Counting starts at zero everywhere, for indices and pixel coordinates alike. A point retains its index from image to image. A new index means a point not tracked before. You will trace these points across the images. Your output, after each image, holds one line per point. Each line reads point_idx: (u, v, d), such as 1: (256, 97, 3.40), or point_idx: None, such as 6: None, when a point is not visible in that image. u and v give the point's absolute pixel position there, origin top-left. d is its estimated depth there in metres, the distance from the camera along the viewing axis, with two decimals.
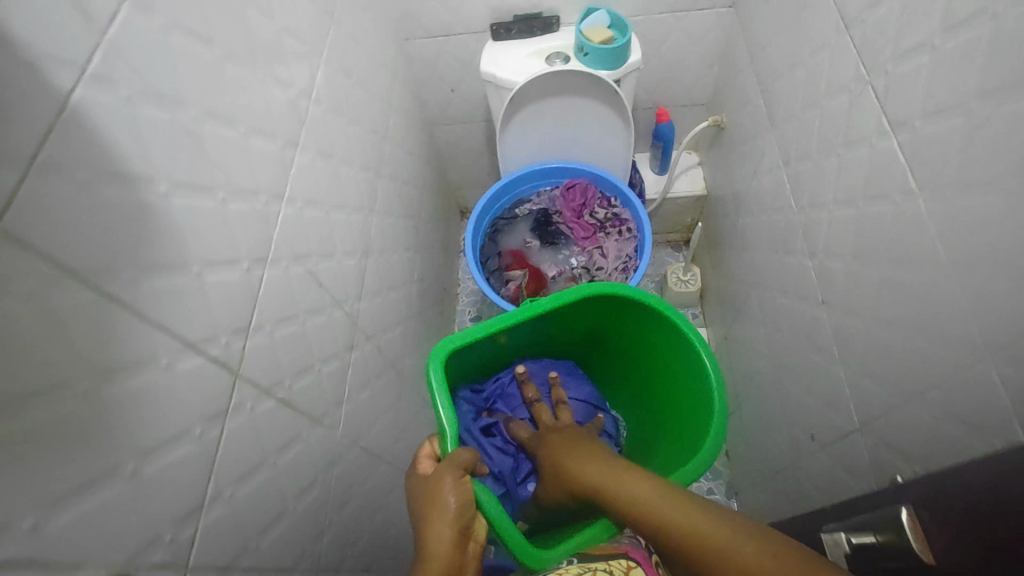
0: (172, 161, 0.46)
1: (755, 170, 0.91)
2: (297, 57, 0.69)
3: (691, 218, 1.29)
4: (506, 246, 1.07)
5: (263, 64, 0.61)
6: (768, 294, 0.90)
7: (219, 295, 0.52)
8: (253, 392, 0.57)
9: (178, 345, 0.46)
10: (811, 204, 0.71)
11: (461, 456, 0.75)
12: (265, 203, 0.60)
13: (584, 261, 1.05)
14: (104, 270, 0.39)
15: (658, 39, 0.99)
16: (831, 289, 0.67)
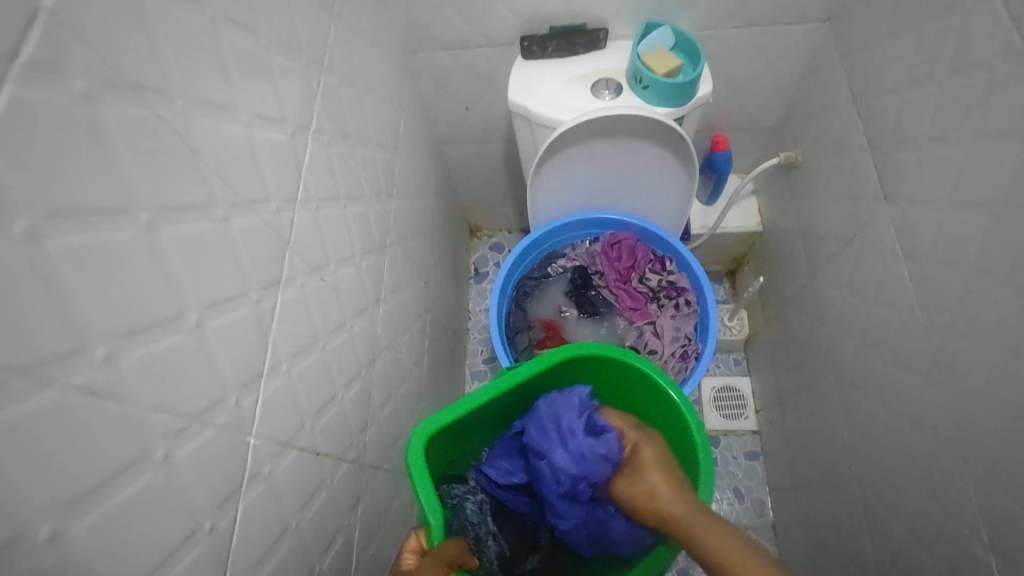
0: (115, 303, 0.31)
1: (854, 227, 0.79)
2: (290, 86, 0.51)
3: (739, 252, 1.25)
4: (538, 314, 0.94)
5: (246, 102, 0.44)
6: (854, 382, 0.80)
7: (196, 463, 0.38)
8: (248, 563, 0.44)
9: (142, 570, 0.33)
10: (946, 306, 0.60)
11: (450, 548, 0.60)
12: (258, 302, 0.45)
13: (633, 340, 0.91)
14: (31, 525, 0.26)
15: (730, 55, 0.89)
16: (967, 417, 0.56)
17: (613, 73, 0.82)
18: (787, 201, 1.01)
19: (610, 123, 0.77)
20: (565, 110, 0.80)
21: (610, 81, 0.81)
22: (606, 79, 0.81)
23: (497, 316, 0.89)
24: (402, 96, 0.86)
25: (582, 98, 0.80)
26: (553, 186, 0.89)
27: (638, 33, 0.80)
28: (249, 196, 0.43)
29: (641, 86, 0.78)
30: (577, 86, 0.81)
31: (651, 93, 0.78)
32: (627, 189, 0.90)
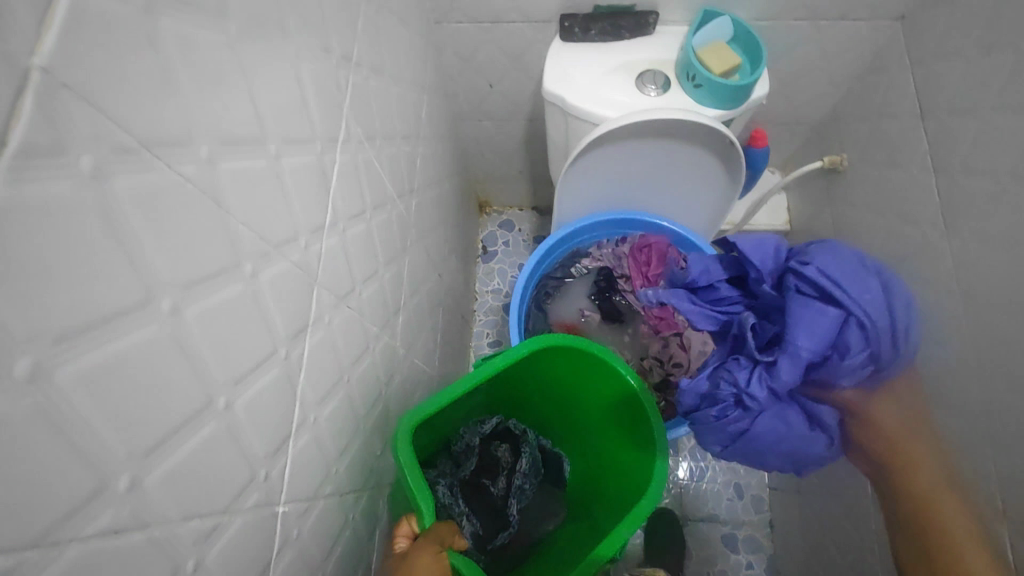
0: (181, 250, 0.28)
1: (901, 224, 0.80)
2: (339, 24, 0.48)
3: None
4: (558, 317, 0.93)
5: (296, 32, 0.40)
6: None
7: (254, 415, 0.36)
8: (300, 512, 0.43)
9: (206, 527, 0.31)
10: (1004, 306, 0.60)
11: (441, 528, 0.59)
12: (306, 248, 0.42)
13: (657, 351, 0.86)
14: (119, 469, 0.24)
15: (787, 49, 0.88)
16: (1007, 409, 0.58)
17: (663, 64, 0.80)
18: (820, 202, 1.03)
19: (651, 125, 0.76)
20: (607, 104, 0.79)
21: (659, 73, 0.79)
22: (655, 70, 0.80)
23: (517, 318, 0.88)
24: (427, 69, 0.83)
25: (626, 91, 0.79)
26: (589, 184, 0.87)
27: (695, 23, 0.78)
28: (298, 134, 0.41)
29: (692, 82, 0.77)
30: (621, 76, 0.80)
31: (702, 91, 0.77)
32: (664, 192, 0.88)
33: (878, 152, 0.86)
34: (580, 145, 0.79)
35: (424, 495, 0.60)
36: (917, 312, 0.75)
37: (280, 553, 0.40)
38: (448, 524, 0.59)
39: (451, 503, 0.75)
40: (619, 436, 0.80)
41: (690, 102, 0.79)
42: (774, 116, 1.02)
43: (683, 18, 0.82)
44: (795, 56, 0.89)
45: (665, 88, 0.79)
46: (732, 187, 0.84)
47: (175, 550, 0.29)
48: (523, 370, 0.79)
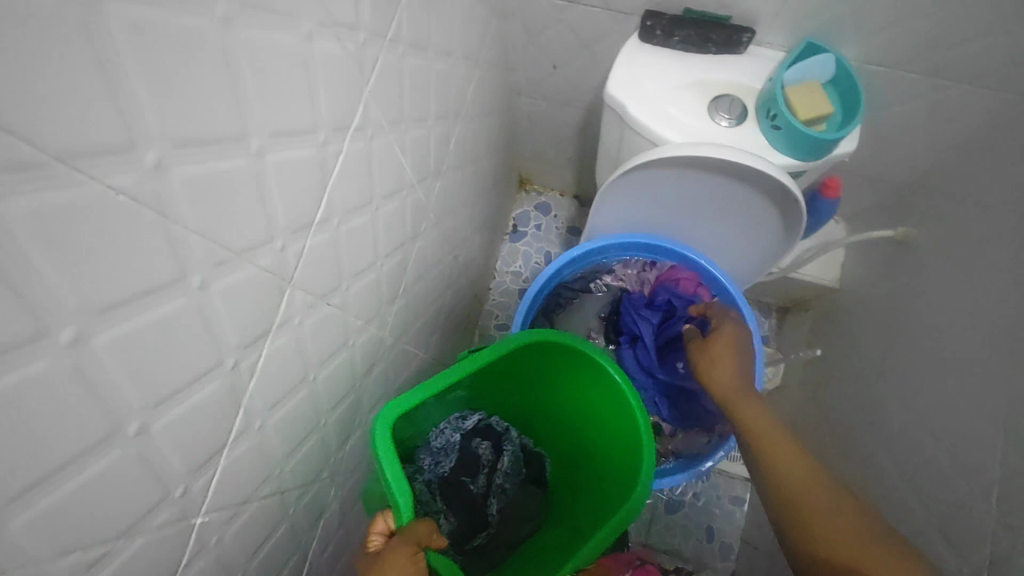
0: (99, 274, 0.24)
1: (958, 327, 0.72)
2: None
3: (800, 296, 1.16)
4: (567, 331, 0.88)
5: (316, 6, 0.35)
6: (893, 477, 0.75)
7: (176, 435, 0.33)
8: (224, 518, 0.41)
9: (89, 558, 0.29)
10: None
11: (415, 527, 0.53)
12: (282, 250, 0.38)
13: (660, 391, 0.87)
14: None
15: (889, 101, 0.77)
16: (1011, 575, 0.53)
17: (744, 93, 0.72)
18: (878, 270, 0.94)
19: (710, 161, 0.68)
20: (671, 124, 0.71)
21: (737, 101, 0.71)
22: (733, 98, 0.71)
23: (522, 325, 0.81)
24: (486, 40, 0.77)
25: (695, 114, 0.71)
26: (630, 202, 0.80)
27: (793, 54, 0.70)
28: (295, 125, 0.36)
29: (770, 121, 0.69)
30: (694, 97, 0.72)
31: (778, 133, 0.69)
32: (709, 229, 0.80)
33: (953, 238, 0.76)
34: (630, 162, 0.72)
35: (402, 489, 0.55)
36: (954, 433, 0.67)
37: (190, 562, 0.38)
38: (426, 523, 0.53)
39: (427, 500, 0.74)
40: (608, 451, 0.74)
41: (763, 142, 0.70)
42: (854, 166, 0.91)
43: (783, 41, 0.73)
44: (895, 112, 0.79)
45: (739, 120, 0.71)
46: (786, 240, 0.76)
47: None
48: (509, 368, 0.74)
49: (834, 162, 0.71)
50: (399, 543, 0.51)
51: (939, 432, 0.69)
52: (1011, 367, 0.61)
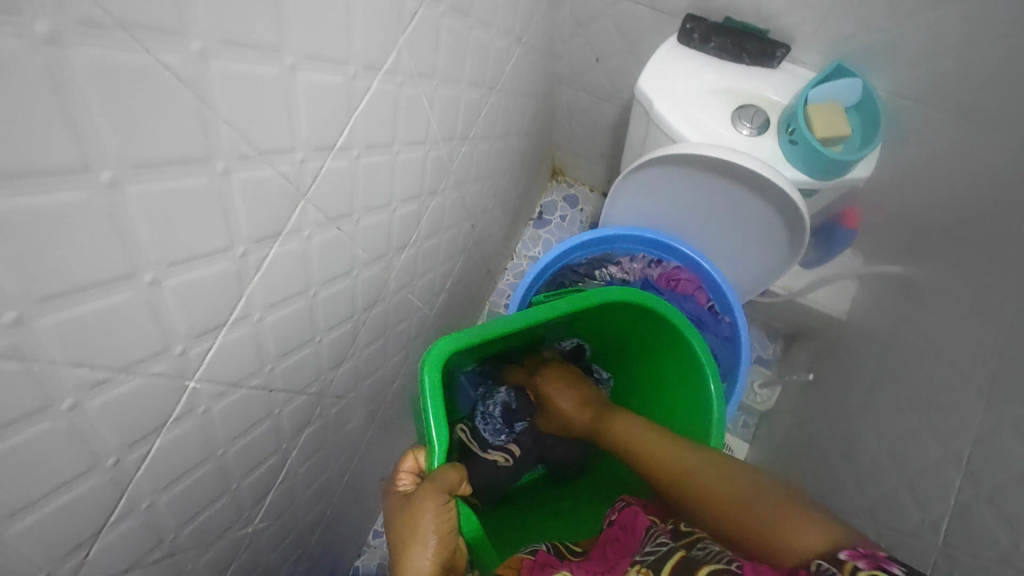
0: (139, 131, 0.29)
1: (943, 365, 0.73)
2: None
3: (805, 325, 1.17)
4: None
5: None
6: (858, 502, 0.76)
7: (182, 298, 0.38)
8: (213, 392, 0.46)
9: (95, 378, 0.34)
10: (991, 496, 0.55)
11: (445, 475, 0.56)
12: (301, 163, 0.43)
13: None
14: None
15: (914, 137, 0.79)
16: None
17: (770, 107, 0.75)
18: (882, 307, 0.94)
19: (726, 165, 0.70)
20: (694, 125, 0.74)
21: (761, 114, 0.74)
22: (758, 110, 0.75)
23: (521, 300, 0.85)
24: (532, 23, 0.81)
25: (720, 121, 0.74)
26: (645, 196, 0.83)
27: (822, 75, 0.72)
28: (329, 53, 0.41)
29: (788, 136, 0.71)
30: (719, 103, 0.75)
31: (794, 148, 0.71)
32: (718, 234, 0.82)
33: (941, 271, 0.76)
34: (648, 156, 0.75)
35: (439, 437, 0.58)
36: (919, 465, 0.67)
37: (177, 421, 0.43)
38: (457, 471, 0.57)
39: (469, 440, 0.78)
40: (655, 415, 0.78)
41: (779, 156, 0.73)
42: (875, 200, 0.92)
43: (814, 62, 0.77)
44: (920, 149, 0.80)
45: (760, 132, 0.74)
46: (791, 254, 0.78)
47: (51, 388, 0.31)
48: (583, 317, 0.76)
49: (847, 186, 0.73)
50: (429, 488, 0.55)
51: (906, 464, 0.70)
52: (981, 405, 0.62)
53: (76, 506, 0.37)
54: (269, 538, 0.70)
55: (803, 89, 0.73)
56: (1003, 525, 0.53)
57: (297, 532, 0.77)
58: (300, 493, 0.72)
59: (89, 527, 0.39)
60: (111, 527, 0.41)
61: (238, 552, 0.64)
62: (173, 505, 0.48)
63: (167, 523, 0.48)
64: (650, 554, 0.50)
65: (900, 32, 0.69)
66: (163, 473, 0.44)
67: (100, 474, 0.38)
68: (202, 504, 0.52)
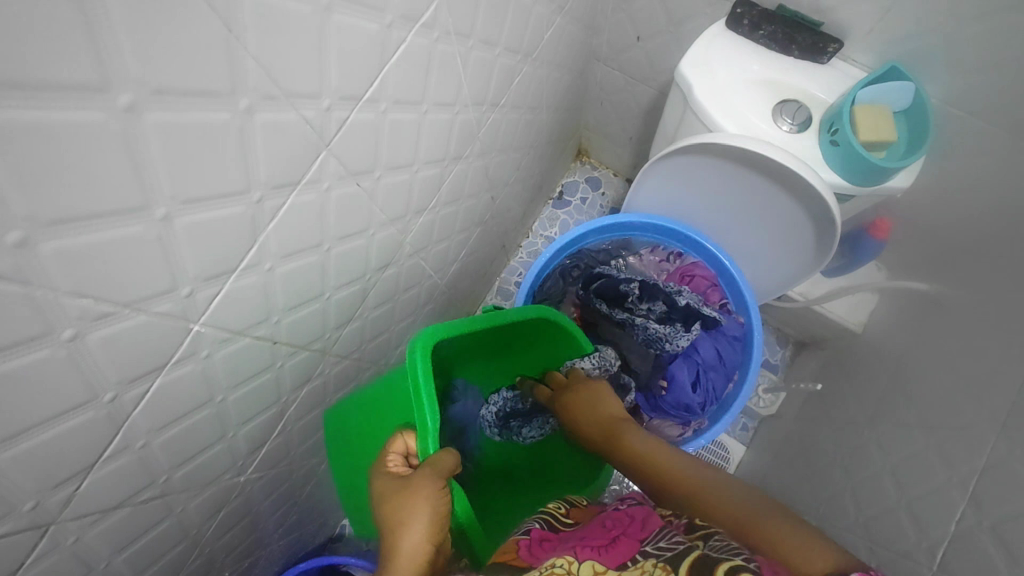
0: (160, 56, 0.28)
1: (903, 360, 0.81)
2: None
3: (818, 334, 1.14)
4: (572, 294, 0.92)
5: None
6: (852, 518, 0.75)
7: (195, 238, 0.36)
8: (215, 338, 0.45)
9: (98, 310, 0.33)
10: (992, 527, 0.54)
11: (444, 460, 0.53)
12: (326, 111, 0.41)
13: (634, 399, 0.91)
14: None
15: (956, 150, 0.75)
16: None
17: (814, 105, 0.73)
18: (887, 319, 0.91)
19: (763, 161, 0.68)
20: (733, 115, 0.71)
21: (803, 110, 0.72)
22: (801, 106, 0.72)
23: (534, 280, 0.84)
24: None
25: (761, 115, 0.71)
26: (675, 184, 0.80)
27: (872, 75, 0.70)
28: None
29: (829, 136, 0.69)
30: (762, 95, 0.73)
31: (835, 150, 0.69)
32: (745, 231, 0.80)
33: (967, 287, 0.72)
34: (681, 141, 0.73)
35: (434, 426, 0.55)
36: (921, 486, 0.66)
37: (179, 363, 0.42)
38: (451, 456, 0.54)
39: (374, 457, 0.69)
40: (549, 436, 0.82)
41: (817, 154, 0.71)
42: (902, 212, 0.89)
43: (866, 63, 0.75)
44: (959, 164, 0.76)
45: (800, 128, 0.72)
46: (814, 261, 0.77)
47: (54, 315, 0.30)
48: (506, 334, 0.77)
49: (885, 195, 0.71)
50: (427, 474, 0.52)
51: (908, 483, 0.68)
52: (988, 428, 0.60)
53: (69, 439, 0.36)
54: (260, 490, 0.70)
55: (851, 88, 0.70)
56: (1002, 554, 0.52)
57: (288, 487, 0.77)
58: (295, 446, 0.72)
59: (81, 460, 0.39)
60: (104, 462, 0.41)
61: (228, 501, 0.63)
62: (167, 445, 0.47)
63: (159, 464, 0.47)
64: (665, 550, 0.47)
65: (961, 36, 0.67)
66: (161, 414, 0.44)
67: (97, 408, 0.37)
68: (197, 448, 0.52)
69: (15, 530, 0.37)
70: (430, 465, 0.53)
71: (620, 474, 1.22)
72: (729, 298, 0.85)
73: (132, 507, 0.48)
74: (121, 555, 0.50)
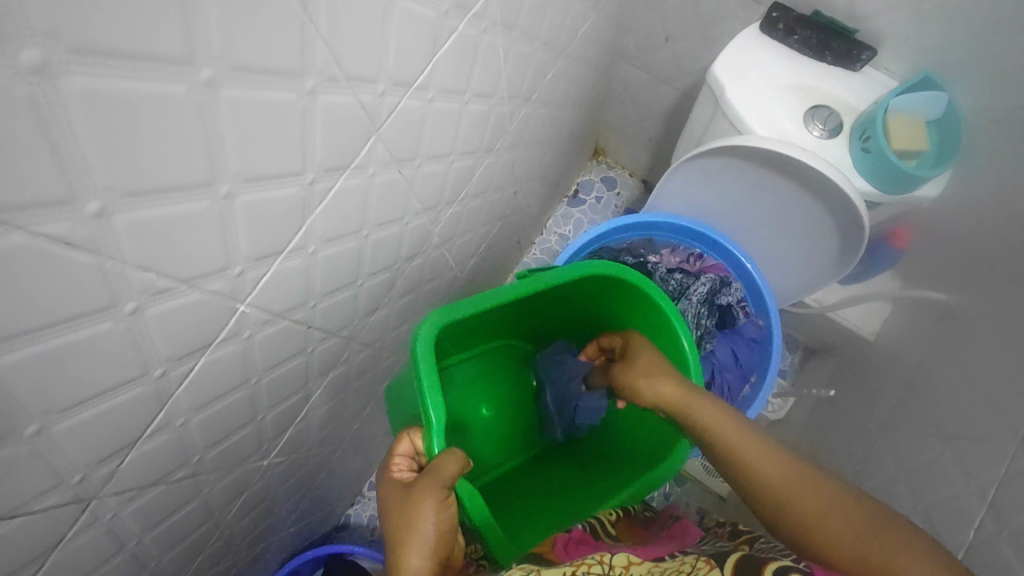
0: (241, 32, 0.28)
1: (918, 367, 0.82)
2: None
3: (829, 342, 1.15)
4: None
5: None
6: None
7: (250, 218, 0.36)
8: (258, 320, 0.45)
9: (158, 286, 0.33)
10: (1012, 534, 0.55)
11: (445, 468, 0.51)
12: (380, 96, 0.41)
13: None
14: (81, 198, 0.26)
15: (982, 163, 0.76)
16: None
17: (845, 110, 0.73)
18: (901, 328, 0.92)
19: (796, 165, 0.68)
20: (766, 118, 0.71)
21: (835, 116, 0.72)
22: (832, 112, 0.73)
23: None
24: None
25: (793, 119, 0.72)
26: (702, 183, 0.80)
27: (903, 84, 0.71)
28: None
29: (861, 143, 0.70)
30: (795, 99, 0.73)
31: (866, 157, 0.69)
32: (770, 233, 0.80)
33: (988, 298, 0.73)
34: (711, 143, 0.73)
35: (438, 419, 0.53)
36: (938, 493, 0.67)
37: (224, 343, 0.42)
38: (456, 461, 0.51)
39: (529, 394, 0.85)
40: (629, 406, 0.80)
41: (848, 160, 0.71)
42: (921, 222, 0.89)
43: (896, 71, 0.75)
44: None
45: (831, 134, 0.72)
46: (839, 266, 0.77)
47: (119, 288, 0.30)
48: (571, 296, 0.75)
49: (913, 204, 0.72)
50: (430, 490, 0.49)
51: (925, 491, 0.69)
52: (1009, 436, 0.60)
53: (117, 413, 0.36)
54: (279, 474, 0.70)
55: (884, 96, 0.71)
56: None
57: (302, 474, 0.77)
58: (315, 432, 0.72)
59: (123, 438, 0.39)
60: (145, 440, 0.41)
61: (250, 485, 0.63)
62: (204, 424, 0.47)
63: (194, 443, 0.47)
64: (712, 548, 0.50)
65: (998, 47, 0.67)
66: (201, 393, 0.44)
67: (146, 384, 0.37)
68: (228, 429, 0.52)
69: (61, 503, 0.37)
70: (434, 474, 0.50)
71: None
72: (749, 300, 0.85)
73: (166, 485, 0.48)
74: (151, 533, 0.50)
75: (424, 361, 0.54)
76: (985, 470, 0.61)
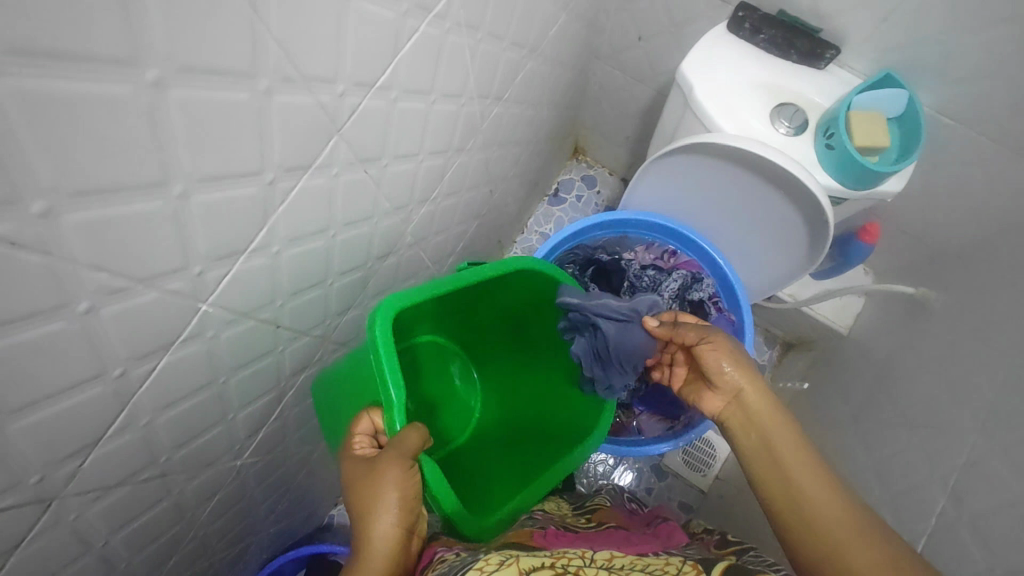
0: (187, 33, 0.28)
1: (887, 359, 0.83)
2: None
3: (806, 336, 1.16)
4: None
5: None
6: None
7: (207, 217, 0.37)
8: (222, 319, 0.45)
9: (113, 285, 0.33)
10: (971, 521, 0.56)
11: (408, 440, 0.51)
12: (340, 96, 0.42)
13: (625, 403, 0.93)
14: (24, 199, 0.26)
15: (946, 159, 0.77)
16: None
17: (811, 107, 0.75)
18: (872, 321, 0.93)
19: (762, 162, 0.69)
20: (734, 116, 0.73)
21: (801, 114, 0.74)
22: (799, 110, 0.74)
23: None
24: None
25: (760, 116, 0.73)
26: (672, 181, 0.81)
27: (866, 81, 0.72)
28: None
29: (826, 139, 0.71)
30: (762, 97, 0.74)
31: (831, 153, 0.70)
32: (738, 228, 0.82)
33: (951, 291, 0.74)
34: (679, 141, 0.74)
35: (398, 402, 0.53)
36: (903, 481, 0.68)
37: (187, 342, 0.43)
38: (419, 433, 0.52)
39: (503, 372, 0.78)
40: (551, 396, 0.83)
41: (814, 157, 0.72)
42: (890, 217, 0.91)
43: (861, 69, 0.77)
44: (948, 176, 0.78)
45: (798, 131, 0.73)
46: (806, 261, 0.78)
47: (71, 288, 0.31)
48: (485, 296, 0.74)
49: (878, 199, 0.73)
50: (394, 454, 0.50)
51: (892, 480, 0.70)
52: (969, 425, 0.62)
53: (76, 413, 0.37)
54: (255, 475, 0.70)
55: (848, 94, 0.72)
56: (981, 548, 0.53)
57: (279, 474, 0.77)
58: (290, 433, 0.72)
59: (85, 437, 0.39)
60: (107, 440, 0.41)
61: (223, 485, 0.63)
62: (170, 423, 0.47)
63: (161, 442, 0.48)
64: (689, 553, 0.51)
65: (957, 46, 0.68)
66: (166, 393, 0.44)
67: (106, 383, 0.37)
68: (197, 429, 0.52)
69: (20, 503, 0.37)
70: (396, 445, 0.51)
71: (608, 469, 1.23)
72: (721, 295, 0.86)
73: (133, 485, 0.48)
74: (120, 533, 0.50)
75: (385, 348, 0.53)
76: (947, 458, 0.62)
